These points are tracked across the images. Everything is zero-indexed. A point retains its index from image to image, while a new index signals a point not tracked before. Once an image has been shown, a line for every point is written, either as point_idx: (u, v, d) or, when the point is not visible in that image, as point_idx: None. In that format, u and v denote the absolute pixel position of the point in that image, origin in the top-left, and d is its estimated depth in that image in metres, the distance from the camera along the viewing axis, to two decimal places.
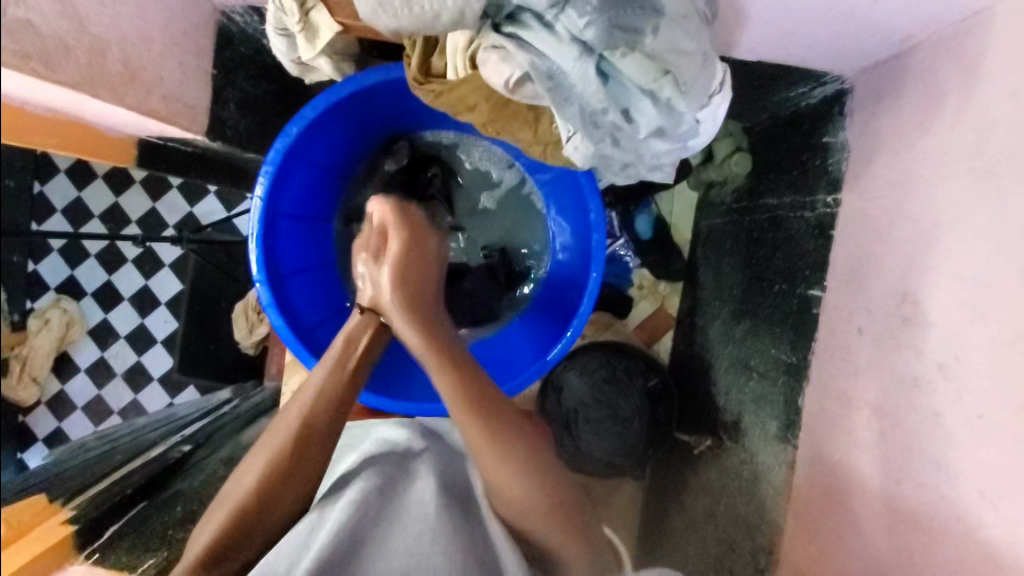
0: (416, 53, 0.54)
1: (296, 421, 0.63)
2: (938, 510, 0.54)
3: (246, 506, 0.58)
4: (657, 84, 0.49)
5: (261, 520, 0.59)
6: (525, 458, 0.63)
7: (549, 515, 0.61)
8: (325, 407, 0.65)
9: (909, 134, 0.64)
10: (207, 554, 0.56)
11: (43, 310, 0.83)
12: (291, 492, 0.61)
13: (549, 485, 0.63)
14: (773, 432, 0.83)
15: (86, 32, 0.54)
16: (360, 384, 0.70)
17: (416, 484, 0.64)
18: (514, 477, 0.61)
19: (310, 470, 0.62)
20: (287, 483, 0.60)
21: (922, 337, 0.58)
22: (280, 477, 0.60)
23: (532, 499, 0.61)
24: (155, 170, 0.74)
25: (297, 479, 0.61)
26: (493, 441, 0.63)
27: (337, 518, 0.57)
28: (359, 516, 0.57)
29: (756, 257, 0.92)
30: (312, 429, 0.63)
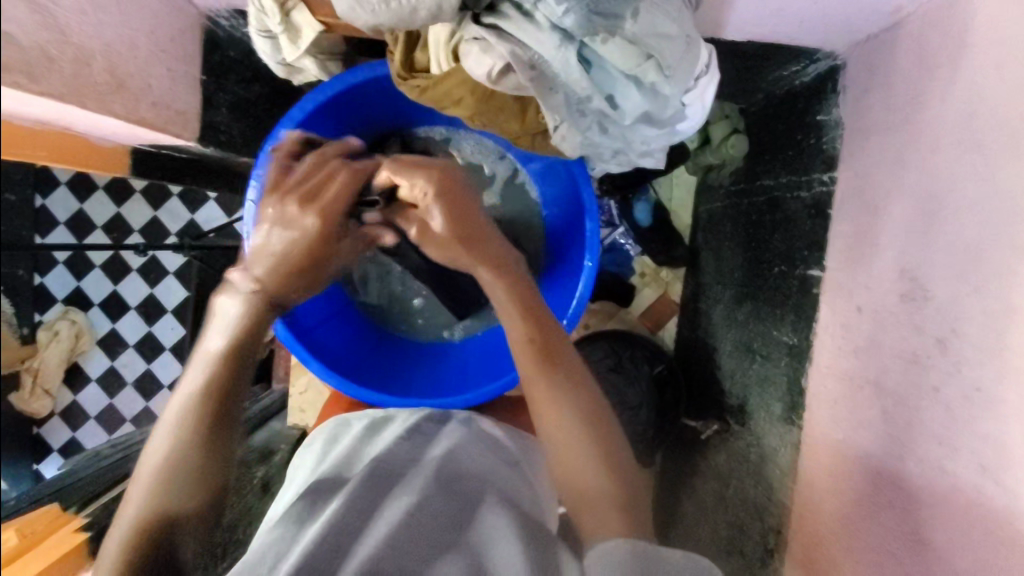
0: (399, 48, 0.54)
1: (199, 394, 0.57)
2: (939, 483, 0.54)
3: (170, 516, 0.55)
4: (641, 69, 0.48)
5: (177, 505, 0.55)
6: (597, 427, 0.65)
7: (611, 490, 0.61)
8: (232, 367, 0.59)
9: (901, 107, 0.63)
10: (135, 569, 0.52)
11: (51, 322, 0.80)
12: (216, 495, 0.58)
13: (618, 467, 0.63)
14: (778, 414, 0.82)
15: (70, 43, 0.54)
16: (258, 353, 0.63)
17: (410, 468, 0.65)
18: (585, 444, 0.63)
19: (219, 446, 0.58)
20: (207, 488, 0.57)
21: (919, 311, 0.58)
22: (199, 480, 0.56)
23: (597, 471, 0.62)
24: (151, 179, 0.73)
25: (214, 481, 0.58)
26: (567, 416, 0.65)
27: (327, 513, 0.57)
28: (350, 509, 0.57)
29: (755, 239, 0.92)
30: (217, 399, 0.58)
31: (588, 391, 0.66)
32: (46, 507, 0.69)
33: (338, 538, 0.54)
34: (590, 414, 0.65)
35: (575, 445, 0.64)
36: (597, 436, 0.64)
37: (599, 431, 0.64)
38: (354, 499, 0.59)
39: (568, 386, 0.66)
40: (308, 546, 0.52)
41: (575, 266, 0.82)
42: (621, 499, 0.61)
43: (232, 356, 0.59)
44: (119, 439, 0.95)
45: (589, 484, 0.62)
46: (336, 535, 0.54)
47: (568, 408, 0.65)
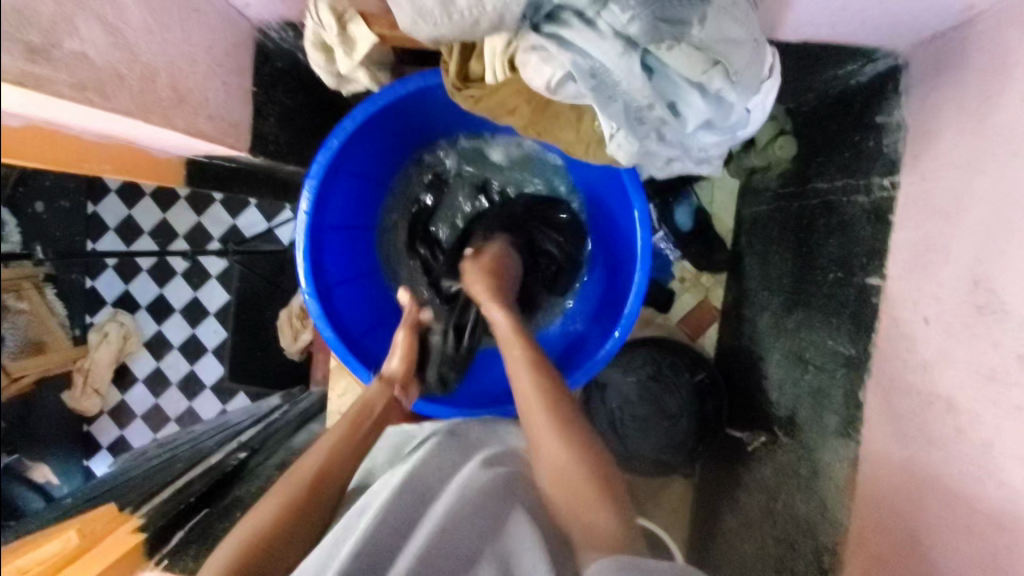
0: (454, 58, 0.52)
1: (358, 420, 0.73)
2: (1022, 510, 0.50)
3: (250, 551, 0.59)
4: (706, 76, 0.47)
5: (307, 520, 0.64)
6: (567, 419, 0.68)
7: (585, 477, 0.64)
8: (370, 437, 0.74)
9: (975, 109, 0.60)
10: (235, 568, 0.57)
11: (100, 325, 0.98)
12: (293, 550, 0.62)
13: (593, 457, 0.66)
14: (834, 428, 0.79)
15: (136, 60, 0.56)
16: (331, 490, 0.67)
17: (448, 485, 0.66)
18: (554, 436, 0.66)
19: (310, 515, 0.64)
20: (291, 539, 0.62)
21: (999, 325, 0.54)
22: (286, 533, 0.62)
23: (574, 469, 0.65)
24: (202, 189, 0.76)
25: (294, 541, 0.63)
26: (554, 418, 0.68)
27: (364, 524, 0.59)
28: (386, 522, 0.60)
29: (806, 246, 0.89)
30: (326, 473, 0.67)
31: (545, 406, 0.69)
32: (104, 509, 0.72)
33: (376, 554, 0.57)
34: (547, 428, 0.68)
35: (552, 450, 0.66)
36: (564, 429, 0.67)
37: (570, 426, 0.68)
38: (386, 510, 0.60)
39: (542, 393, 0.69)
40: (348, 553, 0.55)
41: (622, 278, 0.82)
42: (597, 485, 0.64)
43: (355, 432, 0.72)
44: (164, 438, 0.96)
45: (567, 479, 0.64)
46: (373, 550, 0.57)
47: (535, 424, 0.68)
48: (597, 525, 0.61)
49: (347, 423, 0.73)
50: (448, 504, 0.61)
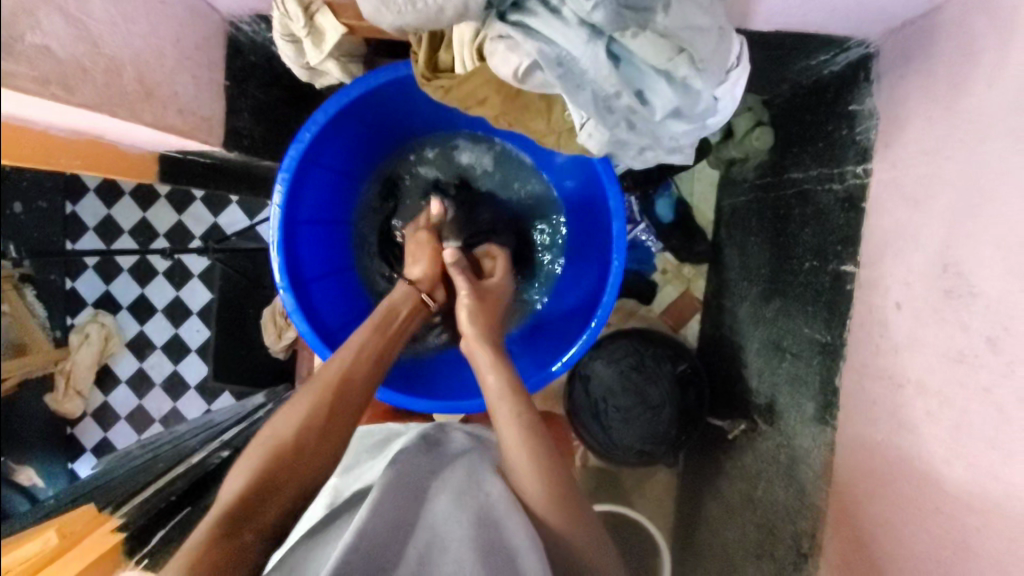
0: (423, 49, 0.53)
1: (336, 376, 0.68)
2: (989, 489, 0.52)
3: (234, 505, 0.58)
4: (672, 64, 0.49)
5: (289, 480, 0.62)
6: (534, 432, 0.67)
7: (548, 492, 0.63)
8: (351, 392, 0.69)
9: (942, 96, 0.61)
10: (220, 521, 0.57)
11: (81, 327, 0.95)
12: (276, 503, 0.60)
13: (558, 471, 0.65)
14: (811, 414, 0.80)
15: (101, 53, 0.55)
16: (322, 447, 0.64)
17: (435, 484, 0.66)
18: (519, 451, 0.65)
19: (296, 470, 0.62)
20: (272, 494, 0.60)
21: (966, 308, 0.55)
22: (269, 486, 0.61)
23: (539, 484, 0.63)
24: (177, 184, 0.75)
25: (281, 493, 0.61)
26: (521, 430, 0.67)
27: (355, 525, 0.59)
28: (377, 520, 0.59)
29: (783, 235, 0.90)
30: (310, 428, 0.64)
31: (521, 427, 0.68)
32: (83, 509, 0.71)
33: (373, 550, 0.56)
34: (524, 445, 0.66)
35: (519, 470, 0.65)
36: (530, 441, 0.66)
37: (537, 437, 0.67)
38: (380, 506, 0.60)
39: (511, 406, 0.69)
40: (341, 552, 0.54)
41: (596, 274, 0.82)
42: (560, 499, 0.63)
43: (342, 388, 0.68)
44: (147, 438, 0.96)
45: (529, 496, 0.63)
46: (369, 547, 0.56)
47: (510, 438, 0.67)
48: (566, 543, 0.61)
49: (320, 385, 0.67)
50: (442, 507, 0.62)
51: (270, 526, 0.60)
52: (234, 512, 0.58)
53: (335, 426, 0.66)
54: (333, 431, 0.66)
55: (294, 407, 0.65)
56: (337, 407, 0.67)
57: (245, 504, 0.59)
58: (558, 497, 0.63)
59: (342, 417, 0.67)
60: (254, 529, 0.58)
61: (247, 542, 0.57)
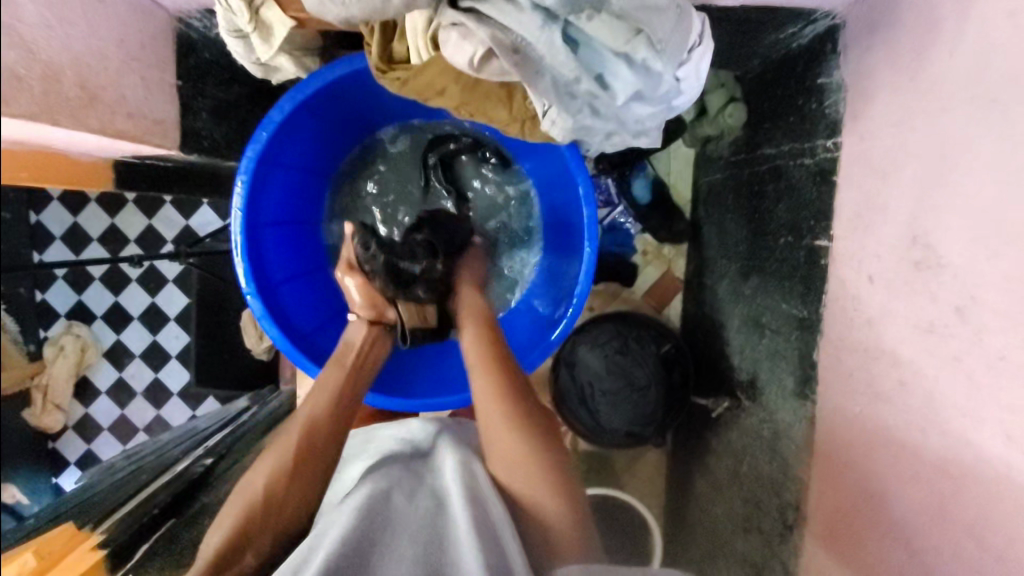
0: (376, 38, 0.52)
1: (300, 426, 0.70)
2: (963, 458, 0.52)
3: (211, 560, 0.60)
4: (630, 46, 0.47)
5: (263, 529, 0.64)
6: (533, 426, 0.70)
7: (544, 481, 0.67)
8: (319, 436, 0.70)
9: (906, 65, 0.60)
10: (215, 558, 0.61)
11: (57, 337, 0.86)
12: (253, 552, 0.63)
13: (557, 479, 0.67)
14: (791, 389, 0.81)
15: (38, 60, 0.52)
16: (291, 495, 0.67)
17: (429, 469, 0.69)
18: (502, 421, 0.70)
19: (269, 519, 0.64)
20: (247, 544, 0.63)
21: (936, 279, 0.55)
22: (242, 537, 0.63)
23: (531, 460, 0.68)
24: (136, 191, 0.73)
25: (261, 538, 0.64)
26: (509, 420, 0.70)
27: (339, 524, 0.58)
28: (364, 519, 0.59)
29: (758, 211, 0.89)
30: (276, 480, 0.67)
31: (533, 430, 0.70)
32: (62, 527, 0.69)
33: (354, 550, 0.56)
34: (533, 430, 0.70)
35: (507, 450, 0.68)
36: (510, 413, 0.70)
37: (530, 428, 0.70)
38: (365, 506, 0.60)
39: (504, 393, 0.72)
40: (327, 552, 0.54)
41: (569, 268, 0.82)
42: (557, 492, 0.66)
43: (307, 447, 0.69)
44: (131, 449, 0.94)
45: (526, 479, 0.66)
46: (350, 546, 0.56)
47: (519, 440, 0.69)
48: (546, 512, 0.64)
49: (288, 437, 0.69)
50: (426, 510, 0.61)
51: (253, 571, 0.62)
52: (214, 566, 0.60)
53: (304, 473, 0.68)
54: (308, 492, 0.68)
55: (263, 463, 0.68)
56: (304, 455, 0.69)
57: (222, 557, 0.61)
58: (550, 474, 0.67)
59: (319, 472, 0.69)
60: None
61: None
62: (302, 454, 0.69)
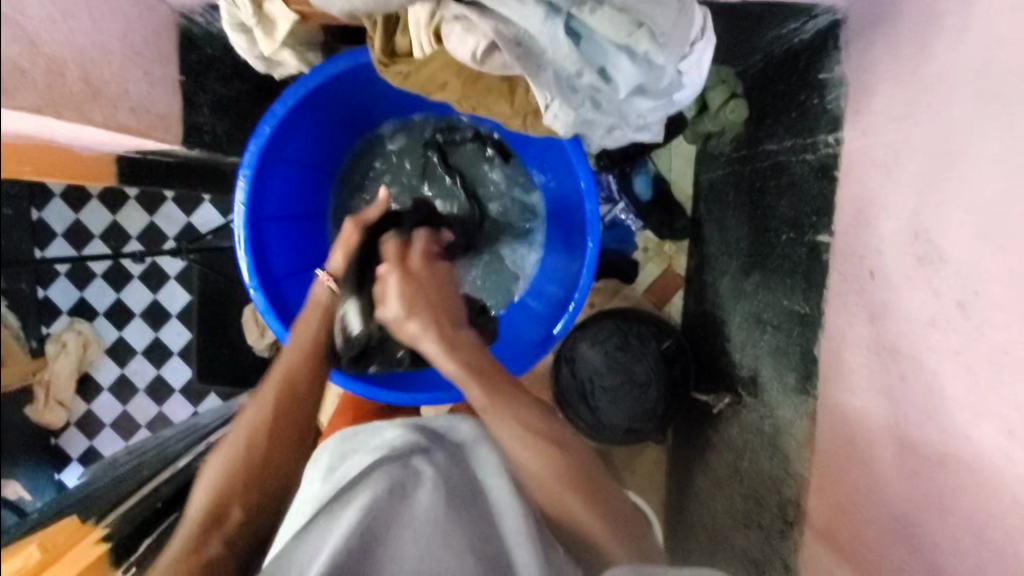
0: (378, 34, 0.52)
1: (279, 375, 0.69)
2: (964, 452, 0.52)
3: (204, 514, 0.60)
4: (632, 39, 0.47)
5: (253, 482, 0.64)
6: (555, 442, 0.67)
7: (576, 492, 0.65)
8: (297, 384, 0.70)
9: (909, 59, 0.60)
10: (205, 513, 0.60)
11: (59, 334, 0.86)
12: (243, 502, 0.63)
13: (588, 487, 0.66)
14: (792, 385, 0.81)
15: (40, 53, 0.52)
16: (277, 437, 0.67)
17: (446, 462, 0.66)
18: (521, 439, 0.67)
19: (255, 463, 0.65)
20: (237, 494, 0.63)
21: (938, 273, 0.55)
22: (233, 487, 0.63)
23: (551, 466, 0.66)
24: (140, 185, 0.73)
25: (251, 487, 0.64)
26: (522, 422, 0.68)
27: (347, 520, 0.57)
28: (374, 518, 0.57)
29: (760, 207, 0.89)
30: (259, 433, 0.66)
31: (559, 443, 0.67)
32: (68, 519, 0.69)
33: (364, 549, 0.55)
34: (558, 446, 0.67)
35: (524, 458, 0.66)
36: (520, 415, 0.68)
37: (554, 436, 0.68)
38: (376, 505, 0.58)
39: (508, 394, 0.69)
40: (334, 551, 0.53)
41: (572, 265, 0.82)
42: (590, 499, 0.65)
43: (286, 396, 0.68)
44: (134, 445, 0.94)
45: (552, 488, 0.65)
46: (360, 547, 0.55)
47: (541, 462, 0.66)
48: (581, 523, 0.64)
49: (269, 388, 0.69)
50: (437, 507, 0.60)
51: (244, 526, 0.62)
52: (205, 521, 0.60)
53: (289, 420, 0.68)
54: (293, 437, 0.68)
55: (245, 416, 0.67)
56: (286, 408, 0.68)
57: (213, 512, 0.61)
58: (579, 482, 0.65)
59: (306, 409, 0.70)
60: (225, 533, 0.60)
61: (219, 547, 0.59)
62: (284, 405, 0.68)
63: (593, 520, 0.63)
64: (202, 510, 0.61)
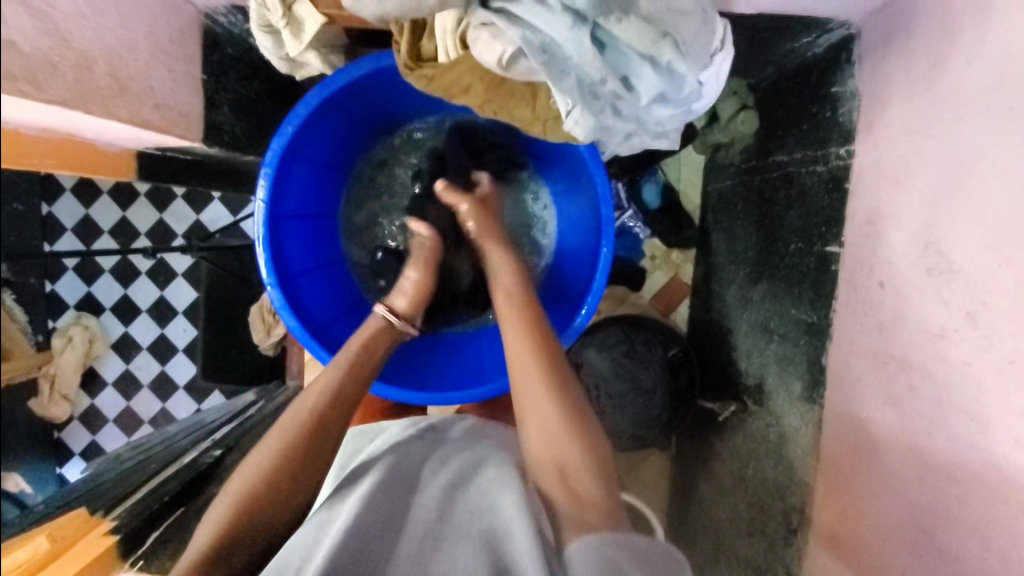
0: (404, 37, 0.54)
1: (309, 413, 0.67)
2: (970, 462, 0.53)
3: (209, 549, 0.58)
4: (656, 48, 0.48)
5: (262, 521, 0.61)
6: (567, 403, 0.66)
7: (577, 458, 0.63)
8: (327, 427, 0.68)
9: (922, 74, 0.62)
10: (209, 551, 0.57)
11: (65, 328, 0.86)
12: (247, 543, 0.60)
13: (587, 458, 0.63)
14: (799, 393, 0.81)
15: (70, 48, 0.54)
16: (294, 481, 0.64)
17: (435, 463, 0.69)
18: (540, 388, 0.67)
19: (268, 509, 0.61)
20: (244, 535, 0.60)
21: (947, 284, 0.56)
22: (244, 520, 0.60)
23: (558, 429, 0.64)
24: (156, 182, 0.73)
25: (258, 527, 0.61)
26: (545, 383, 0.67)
27: (345, 516, 0.59)
28: (371, 513, 0.59)
29: (769, 217, 0.90)
30: (278, 472, 0.63)
31: (569, 410, 0.66)
32: (75, 513, 0.69)
33: (361, 544, 0.56)
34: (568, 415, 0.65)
35: (539, 405, 0.66)
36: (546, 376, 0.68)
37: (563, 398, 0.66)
38: (371, 501, 0.61)
39: (535, 349, 0.69)
40: (332, 544, 0.55)
41: (585, 270, 0.83)
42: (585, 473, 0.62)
43: (313, 440, 0.66)
44: (138, 440, 0.94)
45: (555, 451, 0.63)
46: (359, 541, 0.56)
47: (552, 414, 0.65)
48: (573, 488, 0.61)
49: (294, 422, 0.66)
50: (432, 502, 0.62)
51: (246, 566, 0.59)
52: (207, 561, 0.57)
53: (309, 468, 0.65)
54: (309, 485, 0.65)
55: (267, 447, 0.65)
56: (322, 424, 0.67)
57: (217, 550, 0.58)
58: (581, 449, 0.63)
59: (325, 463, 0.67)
60: (226, 572, 0.57)
61: None
62: (309, 444, 0.66)
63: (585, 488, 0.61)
64: (207, 547, 0.58)
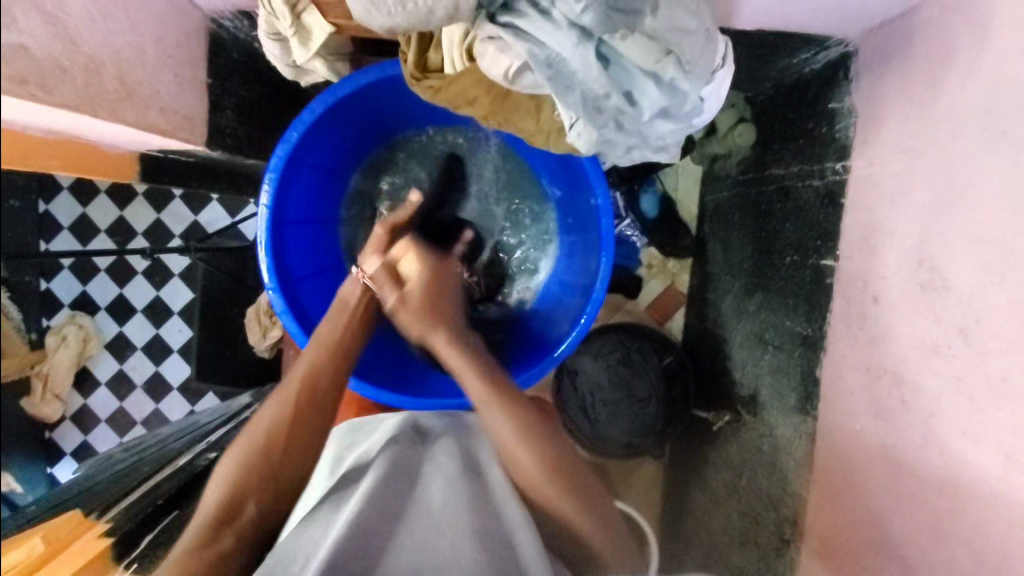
0: (412, 48, 0.54)
1: (304, 378, 0.69)
2: (962, 476, 0.54)
3: (218, 514, 0.60)
4: (659, 66, 0.50)
5: (266, 485, 0.63)
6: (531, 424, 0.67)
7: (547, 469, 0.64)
8: (320, 388, 0.69)
9: (918, 94, 0.63)
10: (218, 514, 0.60)
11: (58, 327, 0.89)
12: (256, 501, 0.62)
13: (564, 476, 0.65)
14: (792, 405, 0.82)
15: (80, 52, 0.54)
16: (295, 443, 0.66)
17: (435, 456, 0.68)
18: (507, 419, 0.67)
19: (270, 471, 0.63)
20: (249, 495, 0.62)
21: (941, 301, 0.57)
22: (247, 486, 0.62)
23: (533, 456, 0.65)
24: (160, 184, 0.74)
25: (264, 492, 0.63)
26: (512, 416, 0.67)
27: (347, 510, 0.58)
28: (373, 507, 0.58)
29: (766, 229, 0.91)
30: (275, 438, 0.65)
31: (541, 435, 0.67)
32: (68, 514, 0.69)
33: (366, 540, 0.55)
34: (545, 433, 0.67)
35: (506, 435, 0.66)
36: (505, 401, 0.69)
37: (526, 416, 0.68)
38: (374, 492, 0.60)
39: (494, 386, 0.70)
40: (337, 536, 0.54)
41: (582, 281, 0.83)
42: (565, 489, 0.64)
43: (312, 403, 0.68)
44: (130, 442, 0.94)
45: (527, 469, 0.65)
46: (361, 533, 0.55)
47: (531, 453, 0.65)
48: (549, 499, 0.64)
49: (289, 394, 0.68)
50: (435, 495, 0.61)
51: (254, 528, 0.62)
52: (220, 520, 0.60)
53: (306, 428, 0.67)
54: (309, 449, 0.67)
55: (264, 412, 0.67)
56: (306, 408, 0.68)
57: (225, 513, 0.60)
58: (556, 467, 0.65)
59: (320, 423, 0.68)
60: (235, 532, 0.60)
61: (228, 544, 0.59)
62: (306, 409, 0.68)
63: (565, 504, 0.63)
64: (215, 510, 0.60)
